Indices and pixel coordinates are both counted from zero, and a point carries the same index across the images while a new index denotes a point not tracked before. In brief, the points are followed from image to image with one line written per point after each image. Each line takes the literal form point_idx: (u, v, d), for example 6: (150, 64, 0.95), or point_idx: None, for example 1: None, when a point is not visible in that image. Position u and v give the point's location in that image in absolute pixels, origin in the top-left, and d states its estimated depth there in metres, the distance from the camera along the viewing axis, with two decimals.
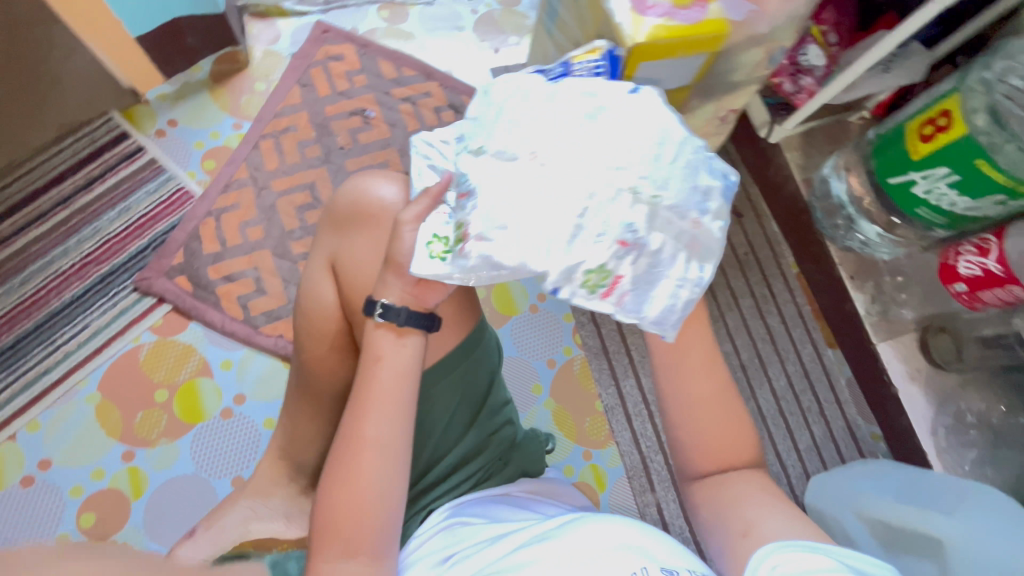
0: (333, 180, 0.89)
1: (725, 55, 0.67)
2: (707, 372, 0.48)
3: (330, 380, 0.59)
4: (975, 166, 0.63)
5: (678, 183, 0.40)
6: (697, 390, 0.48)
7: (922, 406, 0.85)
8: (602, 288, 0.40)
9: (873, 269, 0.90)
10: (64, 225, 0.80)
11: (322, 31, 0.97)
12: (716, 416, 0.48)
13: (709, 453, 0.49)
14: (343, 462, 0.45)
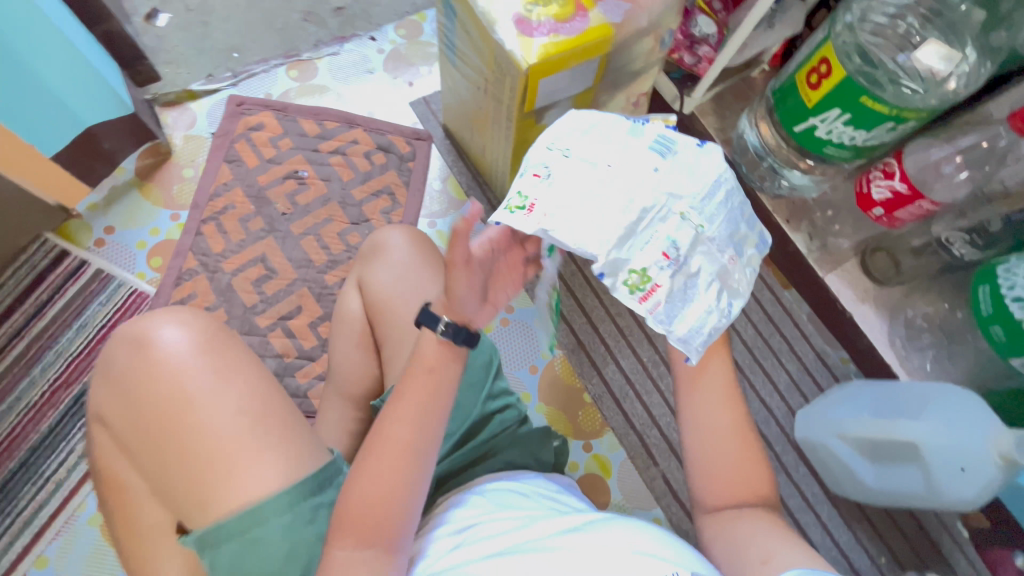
0: (282, 247, 0.90)
1: (619, 51, 0.71)
2: (727, 405, 0.54)
3: (360, 378, 0.78)
4: (861, 103, 0.68)
5: (720, 225, 0.50)
6: (718, 418, 0.53)
7: (878, 323, 0.91)
8: (644, 289, 0.47)
9: (804, 209, 0.95)
10: (25, 357, 0.80)
11: (237, 104, 0.98)
12: (734, 450, 0.53)
13: (728, 486, 0.52)
14: (371, 459, 0.51)
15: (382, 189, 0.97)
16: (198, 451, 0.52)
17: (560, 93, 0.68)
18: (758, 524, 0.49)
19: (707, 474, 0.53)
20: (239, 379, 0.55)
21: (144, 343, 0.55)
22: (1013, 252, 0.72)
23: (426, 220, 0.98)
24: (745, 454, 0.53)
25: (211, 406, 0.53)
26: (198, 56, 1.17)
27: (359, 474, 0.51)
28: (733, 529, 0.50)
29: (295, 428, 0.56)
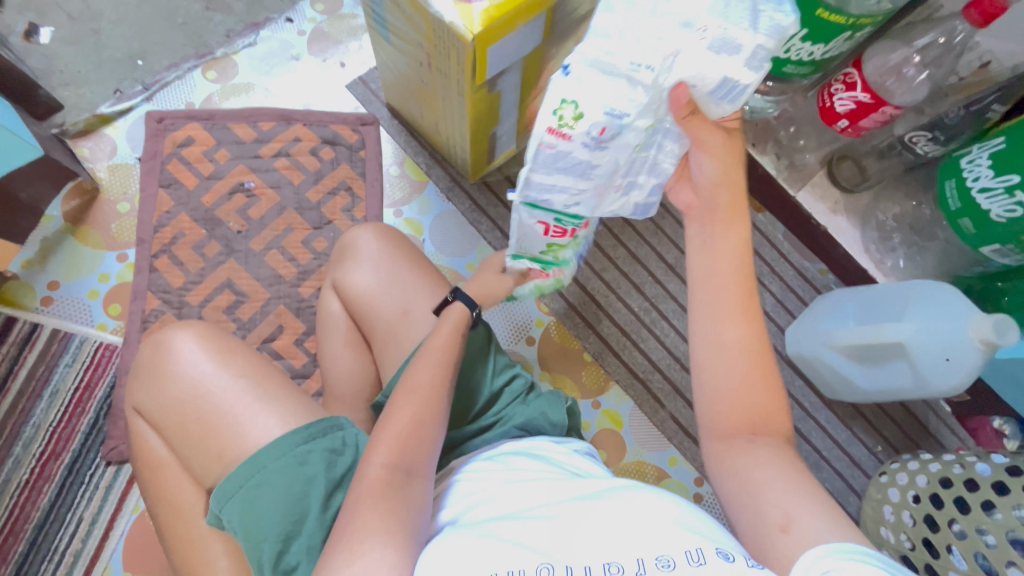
0: (247, 268, 0.85)
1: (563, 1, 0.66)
2: (742, 321, 0.51)
3: (350, 381, 0.75)
4: (817, 16, 0.66)
5: (634, 166, 0.49)
6: (727, 331, 0.51)
7: (850, 231, 0.93)
8: (566, 129, 0.42)
9: (768, 129, 0.94)
10: (1, 437, 0.75)
11: (157, 120, 0.89)
12: (741, 366, 0.51)
13: (739, 408, 0.51)
14: (399, 402, 0.56)
15: (338, 186, 0.91)
16: (212, 420, 0.56)
17: (510, 57, 0.63)
18: (776, 472, 0.47)
19: (713, 392, 0.52)
20: (240, 358, 0.60)
21: (156, 340, 0.59)
22: (972, 142, 0.73)
23: (391, 210, 0.93)
24: (759, 379, 0.51)
25: (219, 378, 0.57)
26: (97, 71, 1.05)
27: (394, 412, 0.55)
28: (744, 463, 0.49)
29: (294, 390, 0.61)
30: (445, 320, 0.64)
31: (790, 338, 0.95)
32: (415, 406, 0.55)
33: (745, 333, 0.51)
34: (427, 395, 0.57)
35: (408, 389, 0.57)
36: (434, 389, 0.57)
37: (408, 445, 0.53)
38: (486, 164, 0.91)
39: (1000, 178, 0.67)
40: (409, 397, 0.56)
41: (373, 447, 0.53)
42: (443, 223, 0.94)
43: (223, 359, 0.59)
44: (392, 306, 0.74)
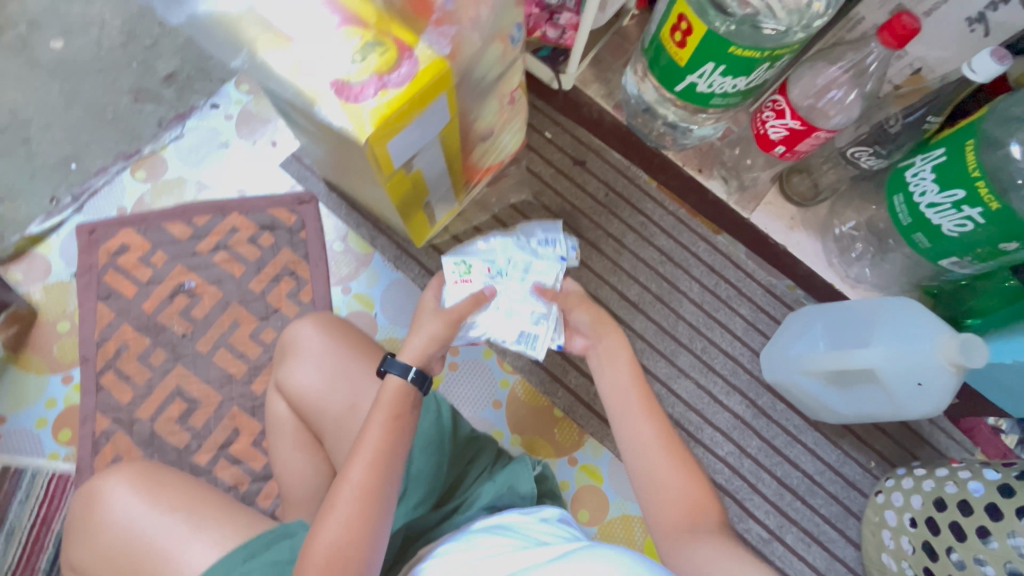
0: (195, 372, 0.83)
1: (467, 74, 0.64)
2: (648, 416, 0.60)
3: (305, 484, 0.74)
4: (731, 54, 0.63)
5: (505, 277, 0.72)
6: (644, 432, 0.60)
7: (811, 246, 0.89)
8: (467, 277, 0.69)
9: (712, 152, 0.91)
10: None
11: (89, 232, 0.87)
12: (665, 460, 0.58)
13: (675, 503, 0.56)
14: (331, 500, 0.55)
15: (281, 272, 0.89)
16: (146, 561, 0.54)
17: (417, 144, 0.61)
18: (718, 553, 0.50)
19: (653, 496, 0.57)
20: (172, 488, 0.58)
21: (91, 484, 0.58)
22: (915, 154, 0.70)
23: (339, 287, 0.90)
24: (685, 475, 0.57)
25: (150, 516, 0.55)
26: (32, 181, 1.04)
27: (331, 510, 0.54)
28: (694, 550, 0.52)
29: (234, 507, 0.59)
30: (380, 404, 0.61)
31: (766, 363, 0.92)
32: (350, 509, 0.54)
33: (660, 431, 0.59)
34: (362, 495, 0.55)
35: (342, 495, 0.55)
36: (372, 484, 0.55)
37: (345, 550, 0.52)
38: (429, 228, 0.88)
39: (946, 193, 0.64)
40: (343, 502, 0.54)
41: (310, 551, 0.52)
42: (394, 294, 0.91)
43: (155, 492, 0.57)
44: (340, 401, 0.72)
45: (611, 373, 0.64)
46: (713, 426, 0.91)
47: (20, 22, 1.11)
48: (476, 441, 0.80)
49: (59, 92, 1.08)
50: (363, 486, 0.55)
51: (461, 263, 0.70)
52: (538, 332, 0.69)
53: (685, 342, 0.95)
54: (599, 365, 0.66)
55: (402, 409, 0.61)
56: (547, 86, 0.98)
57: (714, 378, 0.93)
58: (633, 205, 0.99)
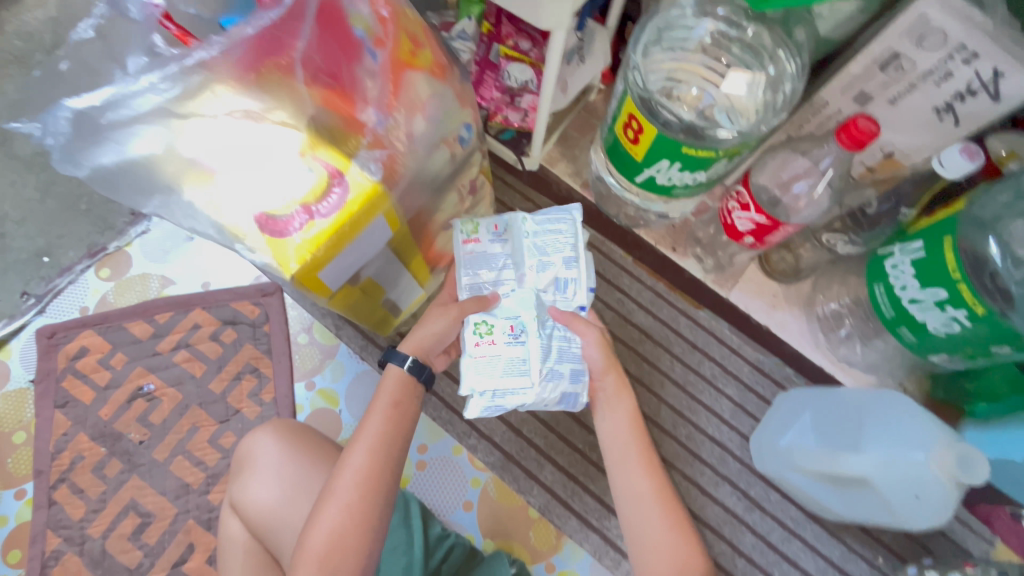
0: (151, 483, 0.80)
1: (410, 184, 0.61)
2: (646, 473, 0.64)
3: None
4: (684, 153, 0.60)
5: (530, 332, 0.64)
6: (641, 485, 0.63)
7: (795, 324, 0.84)
8: (487, 339, 0.64)
9: (685, 231, 0.88)
10: None
11: (49, 335, 0.86)
12: (660, 519, 0.61)
13: (662, 555, 0.59)
14: (333, 482, 0.58)
15: (243, 369, 0.87)
16: None
17: (353, 265, 0.58)
18: None
19: (642, 548, 0.60)
20: None
21: None
22: (895, 240, 0.65)
23: (303, 382, 0.87)
24: (679, 531, 0.60)
25: None
26: (5, 276, 1.04)
27: (333, 492, 0.58)
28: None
29: None
30: (383, 395, 0.65)
31: (755, 451, 0.86)
32: (349, 494, 0.57)
33: (658, 488, 0.63)
34: (366, 482, 0.58)
35: (342, 480, 0.58)
36: (370, 469, 0.59)
37: (344, 537, 0.55)
38: (392, 318, 0.84)
39: (928, 290, 0.60)
40: (343, 486, 0.58)
41: (311, 535, 0.55)
42: (359, 388, 0.87)
43: None
44: (302, 513, 0.68)
45: (617, 419, 0.67)
46: (701, 521, 0.85)
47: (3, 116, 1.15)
48: (446, 541, 0.73)
49: (36, 184, 1.09)
50: (365, 470, 0.59)
51: (482, 323, 0.64)
52: (578, 391, 0.66)
53: (668, 428, 0.89)
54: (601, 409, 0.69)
55: (405, 395, 0.65)
56: (512, 163, 0.96)
57: (700, 468, 0.87)
58: (610, 281, 0.94)
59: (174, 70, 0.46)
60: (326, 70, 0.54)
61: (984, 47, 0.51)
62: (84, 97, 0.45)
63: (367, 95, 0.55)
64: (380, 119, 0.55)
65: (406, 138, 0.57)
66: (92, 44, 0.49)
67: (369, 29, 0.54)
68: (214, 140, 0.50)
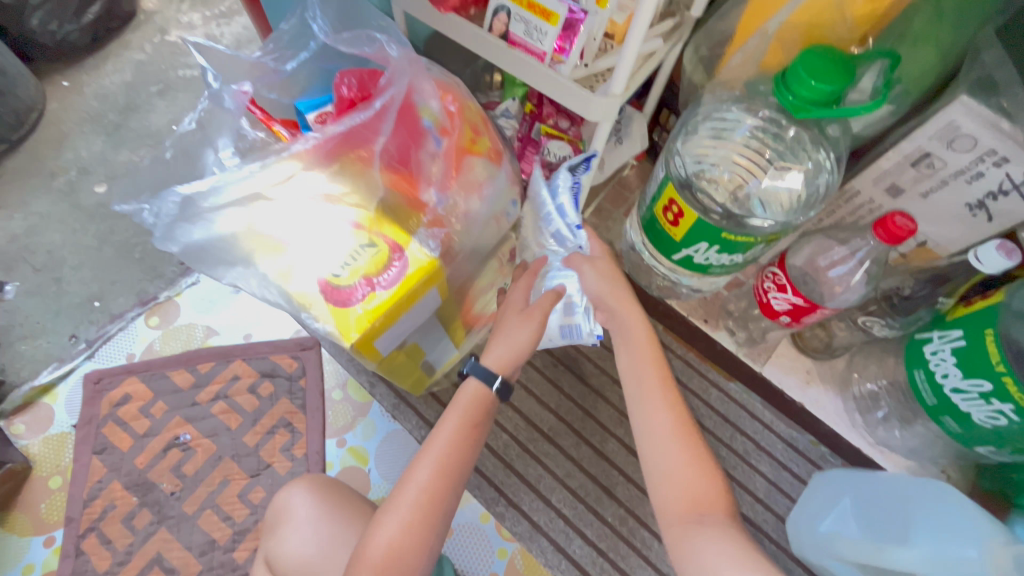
0: (178, 537, 0.80)
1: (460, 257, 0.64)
2: (665, 407, 0.61)
3: None
4: (724, 238, 0.63)
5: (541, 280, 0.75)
6: (659, 419, 0.61)
7: (831, 403, 0.83)
8: None
9: (718, 303, 0.88)
10: None
11: (95, 381, 0.90)
12: (678, 452, 0.59)
13: (678, 490, 0.58)
14: (398, 494, 0.60)
15: (277, 423, 0.88)
16: None
17: (405, 330, 0.61)
18: (720, 547, 0.52)
19: (660, 482, 0.59)
20: None
21: None
22: (932, 326, 0.66)
23: (334, 439, 0.88)
24: (699, 464, 0.58)
25: None
26: (55, 319, 1.09)
27: (395, 505, 0.59)
28: (694, 537, 0.54)
29: None
30: (456, 404, 0.66)
31: (792, 533, 0.83)
32: (411, 511, 0.58)
33: (676, 419, 0.61)
34: (431, 497, 0.59)
35: (405, 494, 0.59)
36: (433, 487, 0.60)
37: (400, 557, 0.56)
38: (427, 377, 0.85)
39: (971, 380, 0.60)
40: (405, 502, 0.59)
41: (369, 551, 0.57)
42: (389, 448, 0.88)
43: None
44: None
45: (630, 350, 0.65)
46: None
47: (72, 169, 1.25)
48: None
49: (96, 232, 1.17)
50: (429, 489, 0.60)
51: None
52: (574, 325, 0.70)
53: None
54: (611, 326, 0.67)
55: (481, 406, 0.66)
56: None
57: None
58: None
59: (272, 160, 0.53)
60: (396, 156, 0.60)
61: (1013, 152, 0.54)
62: (194, 184, 0.51)
63: (429, 177, 0.60)
64: (440, 198, 0.60)
65: (461, 216, 0.62)
66: (194, 135, 0.60)
67: (437, 120, 0.59)
68: (290, 215, 0.54)
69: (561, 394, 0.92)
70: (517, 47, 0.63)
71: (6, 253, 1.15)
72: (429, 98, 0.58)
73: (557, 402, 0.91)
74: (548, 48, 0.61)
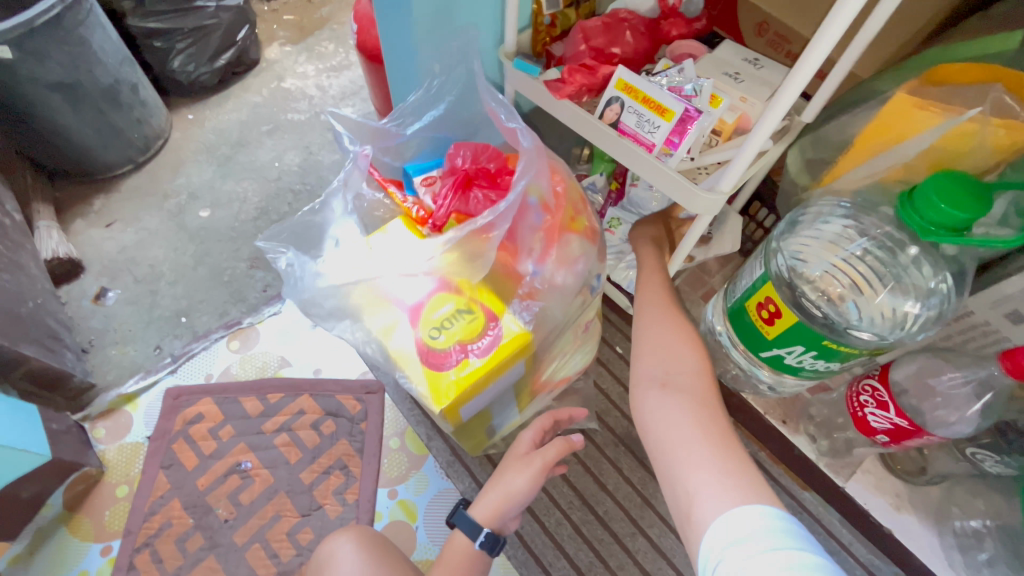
0: (224, 568, 0.80)
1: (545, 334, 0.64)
2: (665, 307, 0.69)
3: None
4: (824, 345, 0.60)
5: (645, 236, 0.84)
6: (657, 315, 0.69)
7: (923, 535, 0.75)
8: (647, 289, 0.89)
9: (799, 404, 0.84)
10: None
11: (173, 396, 0.94)
12: (667, 340, 0.66)
13: (659, 368, 0.63)
14: None
15: (333, 464, 0.88)
16: None
17: (489, 398, 0.61)
18: (679, 414, 0.57)
19: (647, 358, 0.65)
20: None
21: None
22: None
23: (386, 489, 0.87)
24: (686, 349, 0.64)
25: None
26: (145, 329, 1.16)
27: None
28: (659, 402, 0.59)
29: None
30: (442, 559, 0.69)
31: None
32: None
33: (671, 317, 0.68)
34: None
35: None
36: None
37: None
38: (485, 440, 0.83)
39: None
40: None
41: None
42: (438, 507, 0.86)
43: None
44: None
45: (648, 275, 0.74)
46: None
47: (183, 193, 1.37)
48: None
49: (193, 253, 1.26)
50: None
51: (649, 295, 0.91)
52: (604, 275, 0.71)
53: None
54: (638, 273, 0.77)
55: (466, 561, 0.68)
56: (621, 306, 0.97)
57: None
58: None
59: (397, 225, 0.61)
60: None
61: None
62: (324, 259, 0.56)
63: (529, 250, 0.61)
64: (537, 271, 0.61)
65: (556, 291, 0.62)
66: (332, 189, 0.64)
67: (543, 198, 0.61)
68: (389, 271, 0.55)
69: (619, 476, 0.88)
70: (625, 135, 0.66)
71: (114, 262, 1.26)
72: (540, 178, 0.59)
73: (615, 483, 0.88)
74: (658, 141, 0.63)
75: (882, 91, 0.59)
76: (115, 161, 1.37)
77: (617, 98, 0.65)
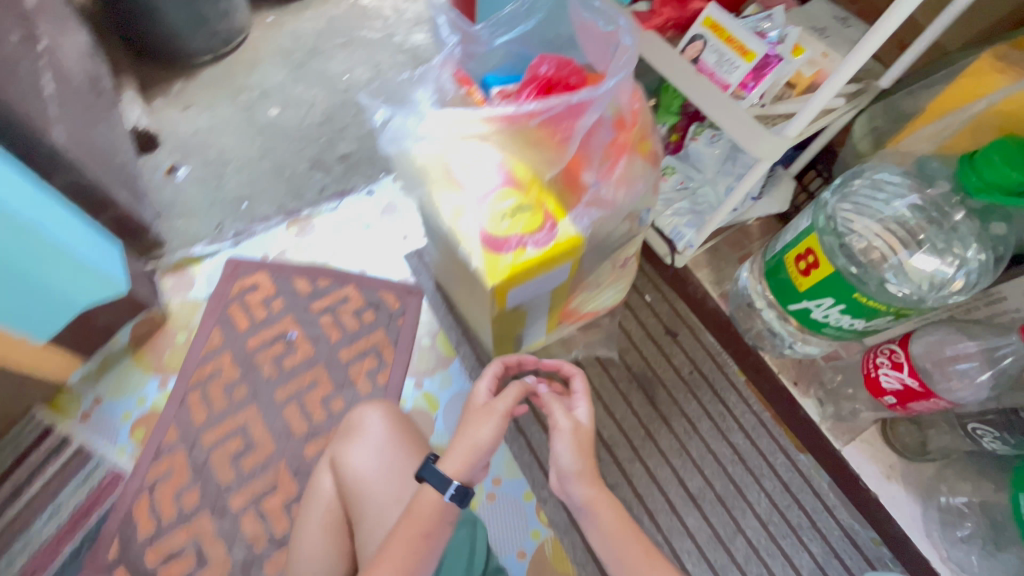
0: (263, 417, 0.89)
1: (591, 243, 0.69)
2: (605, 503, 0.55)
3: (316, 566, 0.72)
4: (857, 296, 0.64)
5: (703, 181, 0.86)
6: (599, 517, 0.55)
7: (909, 504, 0.81)
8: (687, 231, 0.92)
9: (813, 369, 0.90)
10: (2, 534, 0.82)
11: (233, 265, 1.03)
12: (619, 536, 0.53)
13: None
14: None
15: (369, 349, 0.96)
16: None
17: (535, 292, 0.67)
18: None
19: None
20: None
21: None
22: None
23: (413, 380, 0.95)
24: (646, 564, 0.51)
25: None
26: (209, 207, 1.24)
27: None
28: None
29: None
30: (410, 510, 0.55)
31: None
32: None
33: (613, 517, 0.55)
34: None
35: None
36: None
37: None
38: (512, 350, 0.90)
39: None
40: None
41: None
42: (458, 403, 0.93)
43: None
44: (388, 494, 0.73)
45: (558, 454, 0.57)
46: None
47: (256, 89, 1.44)
48: None
49: (259, 145, 1.33)
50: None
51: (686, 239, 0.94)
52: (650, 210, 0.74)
53: (739, 560, 0.85)
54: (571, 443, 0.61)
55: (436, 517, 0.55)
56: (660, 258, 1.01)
57: None
58: (716, 392, 0.95)
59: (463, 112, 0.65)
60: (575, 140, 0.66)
61: None
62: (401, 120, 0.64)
63: (596, 164, 0.65)
64: (599, 183, 0.65)
65: (617, 200, 0.66)
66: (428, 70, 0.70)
67: (618, 114, 0.63)
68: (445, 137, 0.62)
69: (627, 407, 0.94)
70: (702, 73, 0.68)
71: (187, 142, 1.34)
72: (622, 95, 0.62)
73: (622, 413, 0.94)
74: (734, 80, 0.66)
75: (965, 60, 0.61)
76: (198, 49, 1.44)
77: (700, 36, 0.68)
